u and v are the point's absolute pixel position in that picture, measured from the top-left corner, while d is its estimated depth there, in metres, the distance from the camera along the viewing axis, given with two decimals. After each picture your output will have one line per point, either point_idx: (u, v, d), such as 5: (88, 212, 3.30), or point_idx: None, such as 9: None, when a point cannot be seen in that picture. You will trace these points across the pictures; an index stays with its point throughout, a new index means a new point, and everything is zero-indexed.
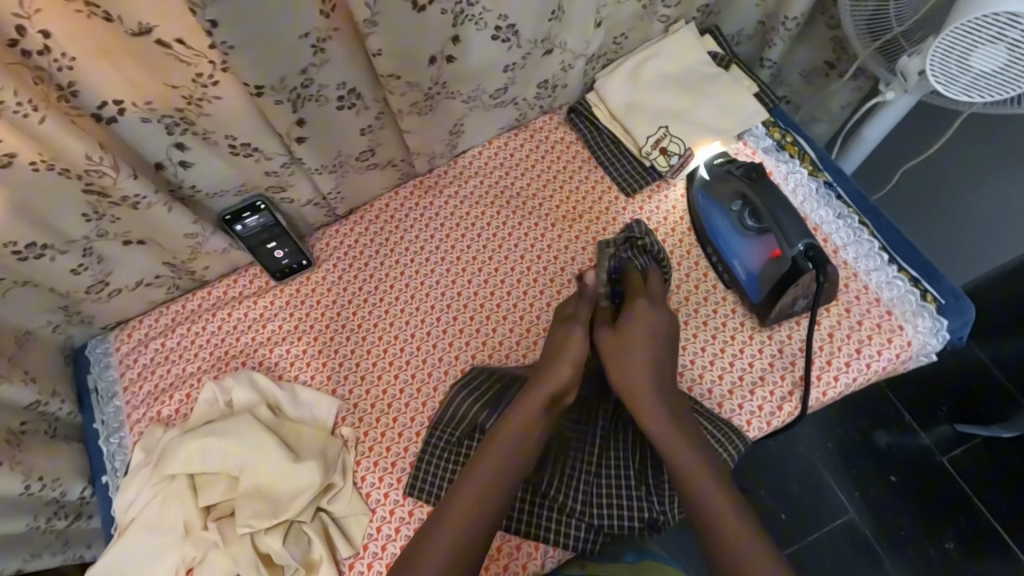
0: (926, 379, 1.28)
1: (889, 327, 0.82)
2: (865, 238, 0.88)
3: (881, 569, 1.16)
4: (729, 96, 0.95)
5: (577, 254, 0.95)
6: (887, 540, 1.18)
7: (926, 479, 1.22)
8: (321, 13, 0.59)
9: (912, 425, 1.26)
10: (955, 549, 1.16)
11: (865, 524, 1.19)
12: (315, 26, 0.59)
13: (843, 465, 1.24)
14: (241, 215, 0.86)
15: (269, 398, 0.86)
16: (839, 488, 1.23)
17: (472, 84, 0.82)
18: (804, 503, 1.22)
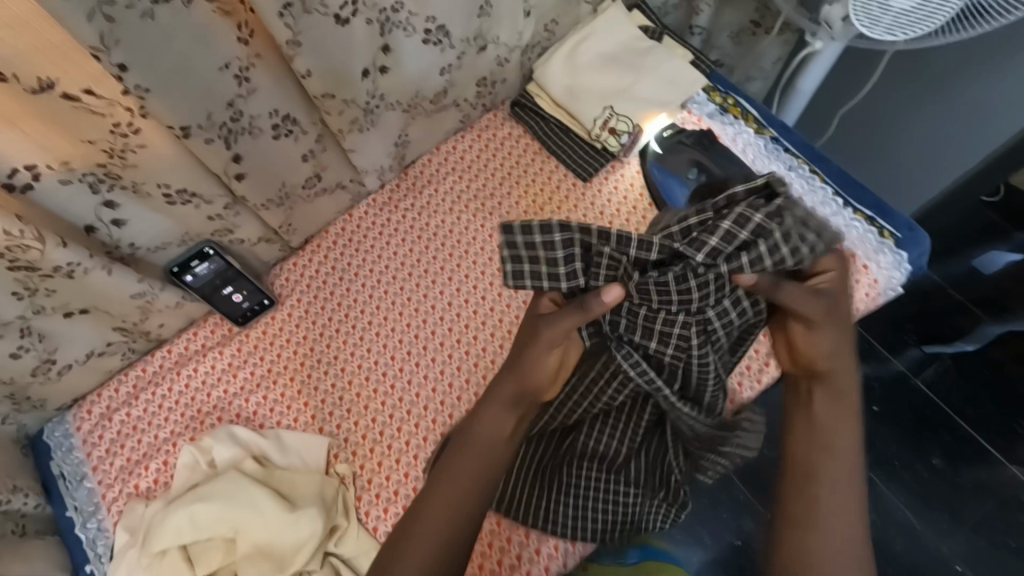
0: (892, 309, 1.33)
1: (855, 268, 0.84)
2: (818, 186, 0.90)
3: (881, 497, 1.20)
4: (668, 67, 0.95)
5: None
6: (881, 468, 1.22)
7: (908, 404, 1.27)
8: (239, 41, 0.55)
9: (886, 354, 1.31)
10: (942, 463, 1.22)
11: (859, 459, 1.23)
12: (234, 56, 0.56)
13: None
14: (189, 265, 0.82)
15: (253, 450, 0.82)
16: None
17: (410, 92, 0.80)
18: None
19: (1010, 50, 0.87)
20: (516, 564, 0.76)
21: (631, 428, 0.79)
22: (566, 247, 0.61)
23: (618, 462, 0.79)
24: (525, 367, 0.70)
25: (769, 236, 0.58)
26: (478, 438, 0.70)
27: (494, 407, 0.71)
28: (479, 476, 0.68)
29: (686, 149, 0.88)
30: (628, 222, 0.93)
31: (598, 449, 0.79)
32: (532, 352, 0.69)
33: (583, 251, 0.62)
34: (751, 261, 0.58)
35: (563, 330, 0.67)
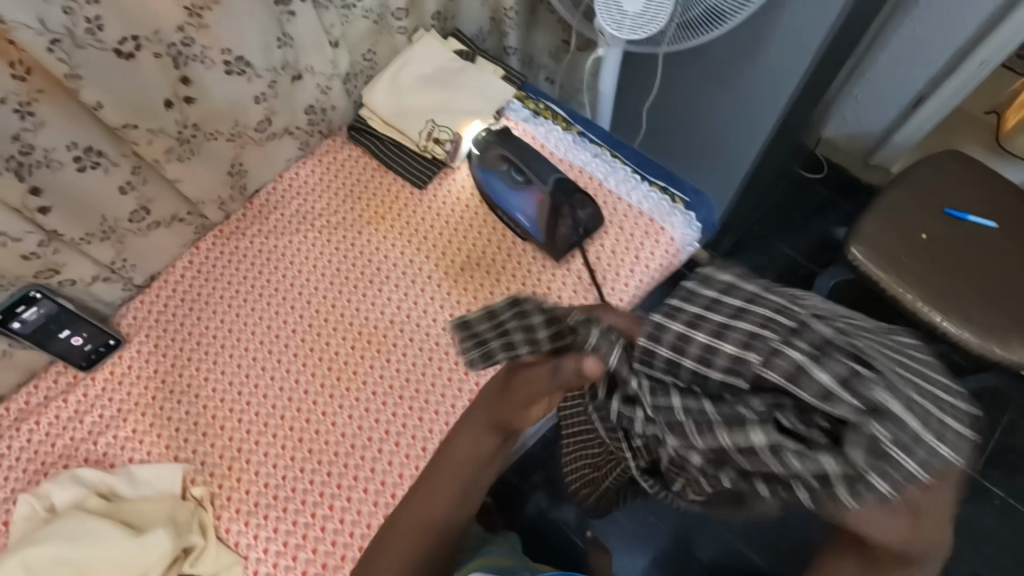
0: None
1: (653, 230, 0.98)
2: (619, 167, 1.04)
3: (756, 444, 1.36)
4: (480, 81, 1.08)
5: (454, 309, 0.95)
6: None
7: None
8: (14, 78, 0.60)
9: None
10: None
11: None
12: (11, 91, 0.60)
13: None
14: (15, 312, 0.81)
15: (100, 488, 0.80)
16: None
17: (228, 121, 0.86)
18: None
19: (748, 41, 1.07)
20: None
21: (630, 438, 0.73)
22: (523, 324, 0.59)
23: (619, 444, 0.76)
24: (510, 405, 0.65)
25: (814, 454, 0.42)
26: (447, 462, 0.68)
27: (473, 442, 0.68)
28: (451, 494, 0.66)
29: (497, 149, 0.98)
30: (463, 219, 1.03)
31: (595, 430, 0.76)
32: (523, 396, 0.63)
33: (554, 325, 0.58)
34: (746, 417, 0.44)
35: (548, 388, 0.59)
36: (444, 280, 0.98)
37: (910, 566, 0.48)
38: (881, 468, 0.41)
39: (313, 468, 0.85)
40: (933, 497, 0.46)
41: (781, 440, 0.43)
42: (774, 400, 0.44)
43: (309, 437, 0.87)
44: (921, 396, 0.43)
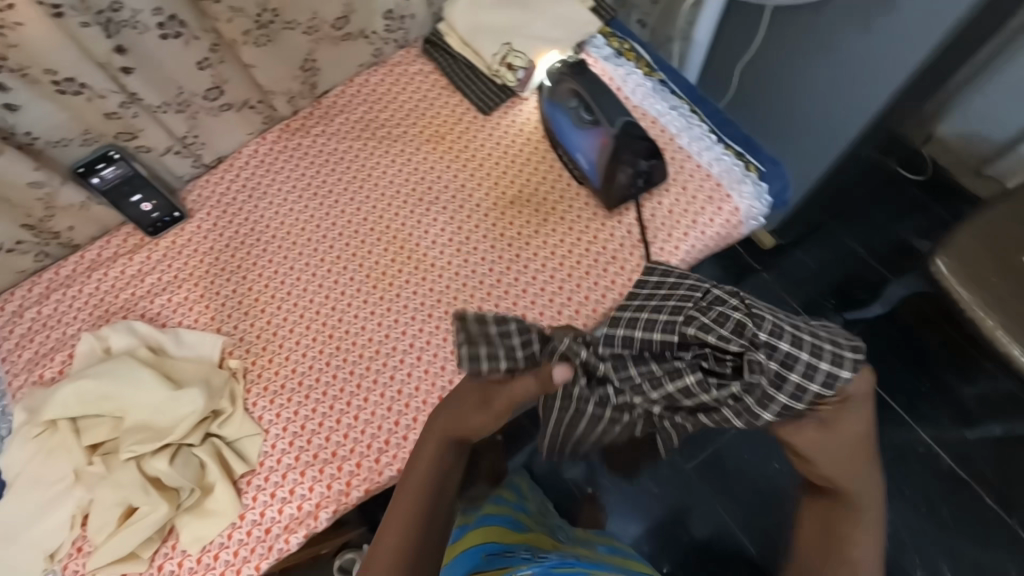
0: None
1: (719, 197, 0.91)
2: (695, 124, 0.97)
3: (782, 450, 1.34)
4: (561, 9, 1.01)
5: (529, 260, 0.92)
6: None
7: None
8: None
9: None
10: None
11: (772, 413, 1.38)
12: None
13: None
14: (95, 167, 0.86)
15: (151, 342, 0.87)
16: None
17: (306, 12, 0.85)
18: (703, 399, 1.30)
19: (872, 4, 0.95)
20: (384, 448, 0.83)
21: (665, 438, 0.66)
22: (522, 333, 0.64)
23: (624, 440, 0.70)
24: (471, 419, 0.63)
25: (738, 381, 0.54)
26: (419, 465, 0.60)
27: (437, 448, 0.61)
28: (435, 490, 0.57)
29: (566, 82, 0.93)
30: (522, 153, 1.00)
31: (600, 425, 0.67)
32: (489, 401, 0.63)
33: (541, 337, 0.65)
34: (693, 387, 0.56)
35: (515, 400, 0.63)
36: (492, 209, 0.97)
37: (866, 478, 0.54)
38: (817, 364, 0.53)
39: (337, 363, 0.89)
40: (852, 394, 0.55)
41: (705, 379, 0.56)
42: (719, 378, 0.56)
43: (338, 335, 0.91)
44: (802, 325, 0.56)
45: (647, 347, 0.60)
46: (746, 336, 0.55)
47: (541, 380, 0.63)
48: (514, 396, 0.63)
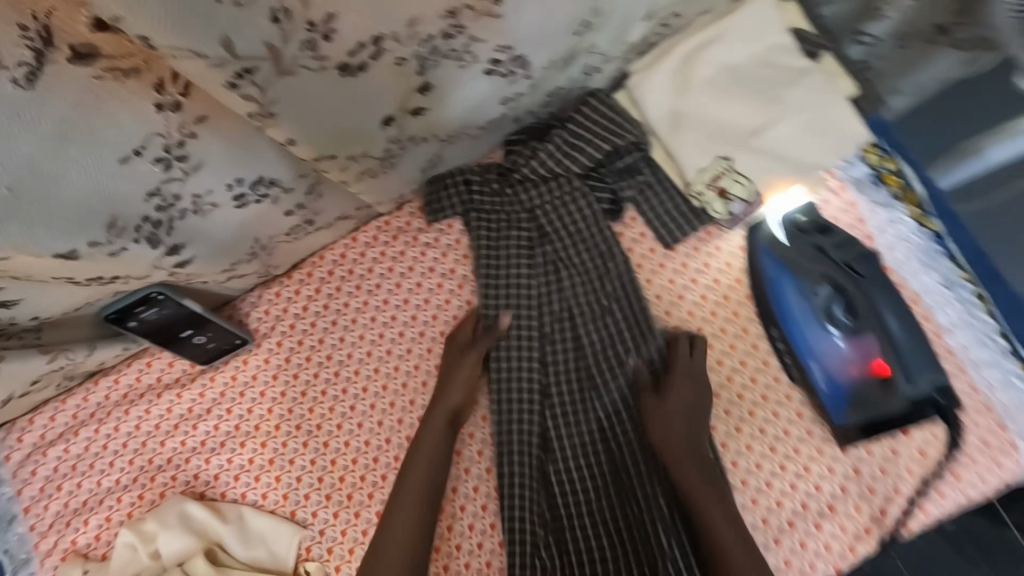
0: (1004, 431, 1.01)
1: (997, 444, 0.64)
2: (979, 319, 0.67)
3: None
4: (818, 111, 0.66)
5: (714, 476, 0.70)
6: None
7: None
8: (159, 105, 0.41)
9: None
10: None
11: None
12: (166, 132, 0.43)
13: None
14: (133, 311, 0.61)
15: (210, 536, 0.68)
16: None
17: (453, 126, 0.53)
18: None
19: None
20: None
21: (610, 447, 0.70)
22: (454, 180, 0.73)
23: (591, 472, 0.69)
24: (427, 445, 0.67)
25: (559, 136, 0.70)
26: (410, 474, 0.66)
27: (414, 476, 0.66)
28: (422, 508, 0.64)
29: (820, 259, 0.62)
30: (711, 317, 0.71)
31: (561, 454, 0.70)
32: (437, 400, 0.69)
33: (461, 210, 0.74)
34: (556, 161, 0.70)
35: (469, 387, 0.69)
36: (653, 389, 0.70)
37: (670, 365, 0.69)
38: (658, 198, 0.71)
39: None
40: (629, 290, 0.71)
41: (555, 139, 0.70)
42: (563, 118, 0.71)
43: (446, 552, 0.69)
44: (598, 107, 0.69)
45: (480, 210, 0.73)
46: (548, 126, 0.72)
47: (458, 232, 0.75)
48: (466, 379, 0.69)
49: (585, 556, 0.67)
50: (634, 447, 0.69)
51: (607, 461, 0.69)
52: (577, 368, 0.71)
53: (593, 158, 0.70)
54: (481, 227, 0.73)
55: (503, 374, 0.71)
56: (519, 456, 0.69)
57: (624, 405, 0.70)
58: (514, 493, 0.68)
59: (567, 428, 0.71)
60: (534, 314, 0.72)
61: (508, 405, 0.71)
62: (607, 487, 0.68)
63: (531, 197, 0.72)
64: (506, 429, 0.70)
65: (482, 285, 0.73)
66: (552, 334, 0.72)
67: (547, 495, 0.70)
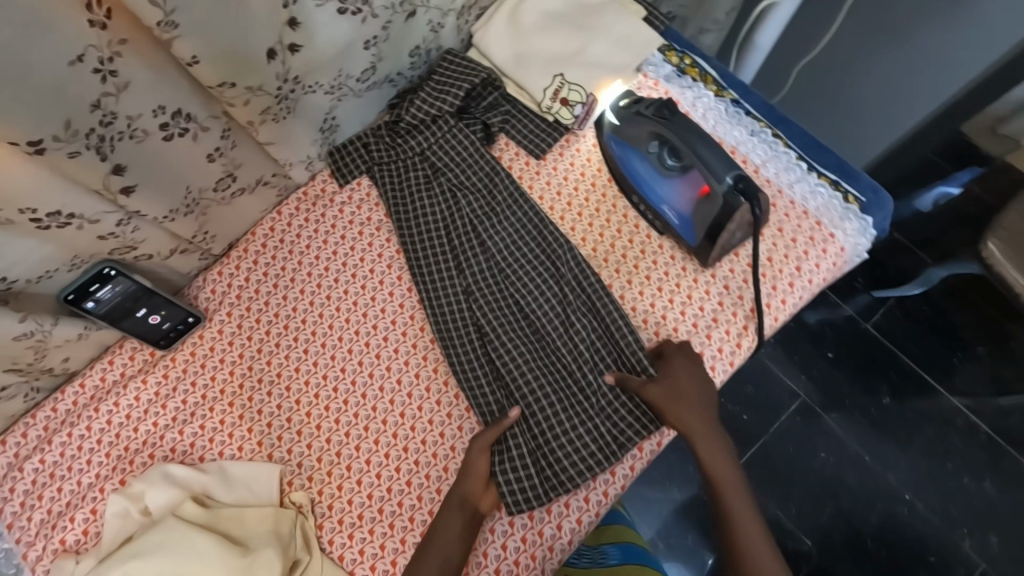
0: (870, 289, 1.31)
1: (821, 237, 0.81)
2: (781, 152, 0.86)
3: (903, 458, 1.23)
4: (618, 27, 0.86)
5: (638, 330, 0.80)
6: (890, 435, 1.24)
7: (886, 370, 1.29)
8: (94, 26, 0.46)
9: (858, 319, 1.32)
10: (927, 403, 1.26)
11: (814, 399, 1.27)
12: (91, 45, 0.47)
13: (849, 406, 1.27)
14: (88, 290, 0.69)
15: (195, 489, 0.74)
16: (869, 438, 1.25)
17: (330, 71, 0.68)
18: (842, 469, 1.23)
19: None
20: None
21: (534, 323, 0.80)
22: (357, 143, 0.87)
23: (523, 347, 0.79)
24: (441, 532, 0.68)
25: (427, 86, 0.86)
26: (437, 539, 0.67)
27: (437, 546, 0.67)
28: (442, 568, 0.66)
29: (642, 121, 0.79)
30: (585, 202, 0.86)
31: (492, 338, 0.79)
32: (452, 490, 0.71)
33: (365, 168, 0.87)
34: (429, 104, 0.85)
35: (479, 476, 0.71)
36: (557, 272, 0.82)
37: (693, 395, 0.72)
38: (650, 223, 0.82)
39: (420, 482, 0.75)
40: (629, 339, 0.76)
41: (424, 88, 0.86)
42: (426, 75, 0.88)
43: (413, 447, 0.77)
44: (453, 58, 0.86)
45: (381, 162, 0.87)
46: (419, 84, 0.88)
47: (363, 183, 0.88)
48: (472, 461, 0.72)
49: (539, 411, 0.75)
50: (553, 313, 0.80)
51: (534, 334, 0.80)
52: (491, 265, 0.83)
53: (457, 98, 0.85)
54: (384, 175, 0.87)
55: (431, 287, 0.83)
56: (457, 347, 0.80)
57: (537, 282, 0.82)
58: (460, 378, 0.78)
59: (496, 314, 0.81)
60: (444, 232, 0.85)
61: (440, 310, 0.82)
62: (539, 351, 0.79)
63: (420, 141, 0.86)
64: (445, 327, 0.81)
65: (396, 220, 0.85)
66: (462, 244, 0.84)
67: (494, 375, 0.78)
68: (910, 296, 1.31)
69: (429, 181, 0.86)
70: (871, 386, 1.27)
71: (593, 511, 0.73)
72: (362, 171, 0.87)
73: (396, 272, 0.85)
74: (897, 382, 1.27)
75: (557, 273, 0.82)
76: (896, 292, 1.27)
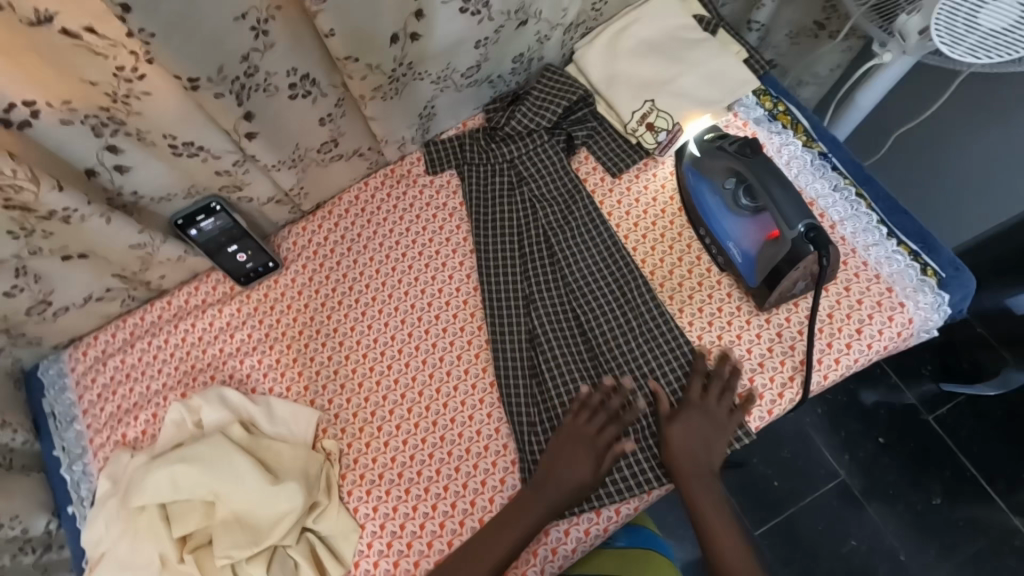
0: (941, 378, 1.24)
1: (889, 304, 0.78)
2: (863, 212, 0.84)
3: (943, 564, 1.14)
4: (716, 65, 0.88)
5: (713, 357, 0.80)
6: (934, 537, 1.16)
7: (942, 468, 1.20)
8: None
9: (918, 408, 1.24)
10: (983, 513, 1.16)
11: (853, 479, 1.21)
12: (253, 6, 0.55)
13: (893, 496, 1.19)
14: (194, 219, 0.78)
15: (242, 415, 0.80)
16: (910, 535, 1.16)
17: (441, 62, 0.74)
18: (872, 560, 1.15)
19: None
20: None
21: (590, 343, 0.82)
22: (452, 140, 0.93)
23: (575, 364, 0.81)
24: (523, 521, 0.70)
25: (527, 98, 0.91)
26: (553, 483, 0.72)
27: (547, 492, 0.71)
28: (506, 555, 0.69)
29: (722, 155, 0.79)
30: (651, 226, 0.88)
31: (545, 350, 0.81)
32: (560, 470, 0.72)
33: (454, 166, 0.93)
34: (527, 113, 0.90)
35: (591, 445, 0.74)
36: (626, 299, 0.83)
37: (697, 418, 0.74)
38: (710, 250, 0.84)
39: (441, 458, 0.79)
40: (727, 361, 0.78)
41: (525, 98, 0.91)
42: (526, 86, 0.93)
43: (442, 424, 0.81)
44: (554, 74, 0.91)
45: (470, 163, 0.92)
46: (520, 92, 0.93)
47: (444, 174, 0.93)
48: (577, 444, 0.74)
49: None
50: (612, 336, 0.82)
51: (587, 353, 0.82)
52: (557, 280, 0.86)
53: (554, 114, 0.89)
54: (470, 174, 0.91)
55: (495, 290, 0.86)
56: (507, 351, 0.82)
57: (599, 305, 0.84)
58: (506, 383, 0.81)
59: (552, 327, 0.83)
60: (519, 241, 0.88)
61: (499, 314, 0.84)
62: (586, 372, 0.81)
63: (511, 150, 0.91)
64: (500, 329, 0.83)
65: (474, 220, 0.89)
66: (533, 253, 0.87)
67: (539, 385, 0.81)
68: (984, 396, 1.22)
69: (512, 188, 0.90)
70: (921, 481, 1.19)
71: (601, 526, 0.74)
72: (448, 166, 0.93)
73: (459, 257, 0.89)
74: (952, 483, 1.18)
75: (627, 301, 0.83)
76: (969, 388, 1.19)
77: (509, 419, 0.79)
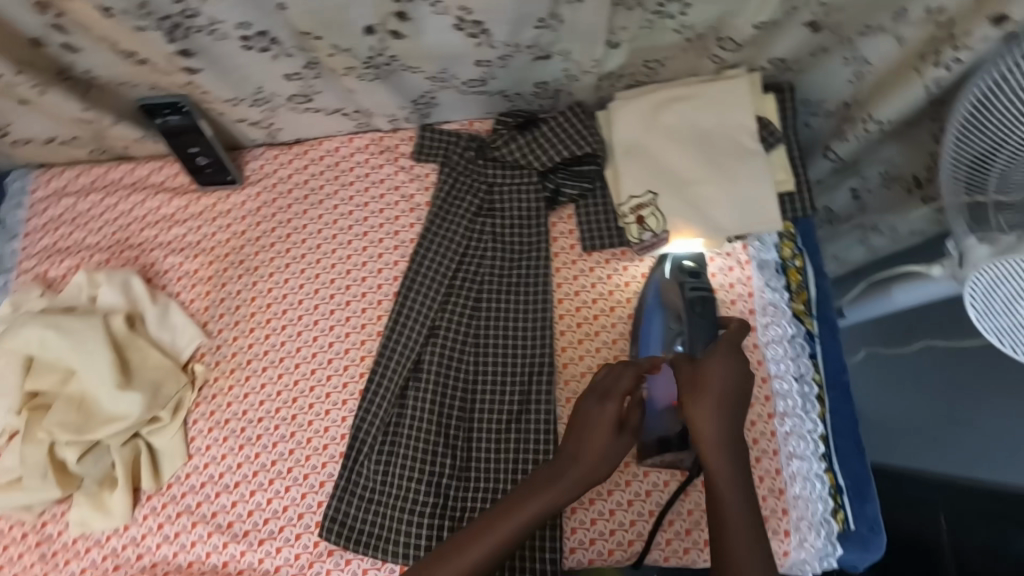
0: None
1: (773, 526, 0.69)
2: (811, 417, 0.73)
3: None
4: (748, 186, 0.75)
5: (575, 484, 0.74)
6: None
7: None
8: None
9: None
10: None
11: None
12: None
13: None
14: (161, 112, 0.77)
15: (136, 308, 0.83)
16: None
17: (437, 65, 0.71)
18: None
19: None
20: (273, 551, 0.76)
21: (469, 402, 0.79)
22: (450, 135, 0.86)
23: (443, 410, 0.78)
24: (510, 522, 0.63)
25: (540, 130, 0.81)
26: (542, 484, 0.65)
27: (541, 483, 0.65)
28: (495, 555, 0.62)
29: (683, 294, 0.72)
30: (591, 318, 0.80)
31: (422, 385, 0.79)
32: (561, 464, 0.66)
33: (439, 162, 0.86)
34: (531, 145, 0.81)
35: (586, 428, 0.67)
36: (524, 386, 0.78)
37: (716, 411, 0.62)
38: None
39: (283, 433, 0.80)
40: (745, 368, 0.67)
41: (539, 129, 0.81)
42: (546, 116, 0.83)
43: (301, 405, 0.81)
44: (578, 116, 0.80)
45: (452, 169, 0.85)
46: (538, 117, 0.83)
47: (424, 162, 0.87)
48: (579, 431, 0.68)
49: (416, 461, 0.76)
50: (493, 409, 0.78)
51: (460, 412, 0.79)
52: (471, 326, 0.81)
53: (552, 160, 0.80)
54: (447, 178, 0.84)
55: (410, 304, 0.81)
56: (387, 367, 0.80)
57: (496, 374, 0.79)
58: (371, 396, 0.79)
59: (441, 367, 0.79)
60: (461, 267, 0.82)
61: (401, 328, 0.81)
62: (464, 411, 0.79)
63: (494, 175, 0.83)
64: (391, 345, 0.80)
65: (428, 225, 0.83)
66: (463, 287, 0.82)
67: (398, 414, 0.78)
68: None
69: (477, 217, 0.83)
70: None
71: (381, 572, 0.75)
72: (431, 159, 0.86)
73: (395, 256, 0.85)
74: None
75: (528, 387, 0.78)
76: None
77: (354, 432, 0.78)
